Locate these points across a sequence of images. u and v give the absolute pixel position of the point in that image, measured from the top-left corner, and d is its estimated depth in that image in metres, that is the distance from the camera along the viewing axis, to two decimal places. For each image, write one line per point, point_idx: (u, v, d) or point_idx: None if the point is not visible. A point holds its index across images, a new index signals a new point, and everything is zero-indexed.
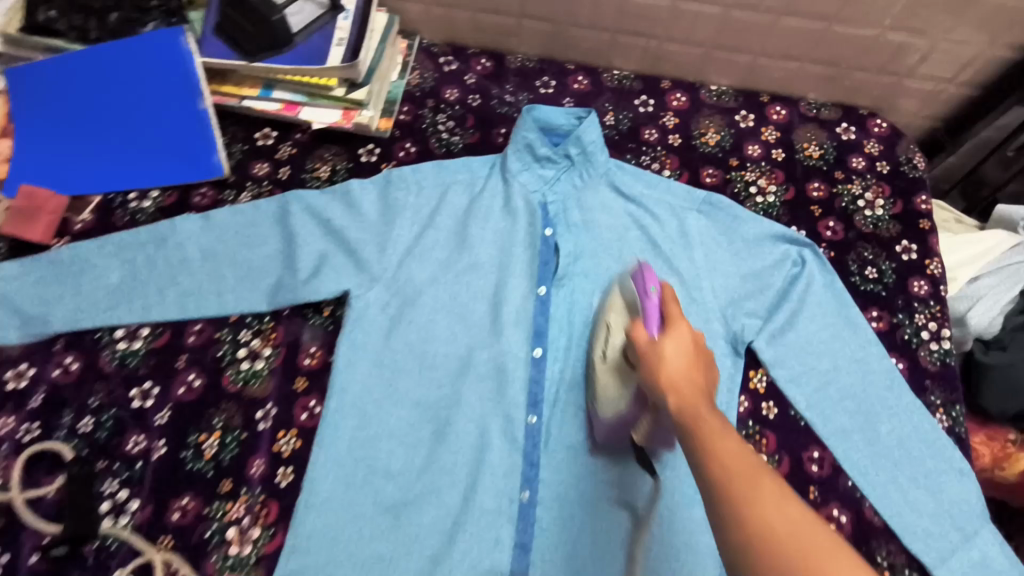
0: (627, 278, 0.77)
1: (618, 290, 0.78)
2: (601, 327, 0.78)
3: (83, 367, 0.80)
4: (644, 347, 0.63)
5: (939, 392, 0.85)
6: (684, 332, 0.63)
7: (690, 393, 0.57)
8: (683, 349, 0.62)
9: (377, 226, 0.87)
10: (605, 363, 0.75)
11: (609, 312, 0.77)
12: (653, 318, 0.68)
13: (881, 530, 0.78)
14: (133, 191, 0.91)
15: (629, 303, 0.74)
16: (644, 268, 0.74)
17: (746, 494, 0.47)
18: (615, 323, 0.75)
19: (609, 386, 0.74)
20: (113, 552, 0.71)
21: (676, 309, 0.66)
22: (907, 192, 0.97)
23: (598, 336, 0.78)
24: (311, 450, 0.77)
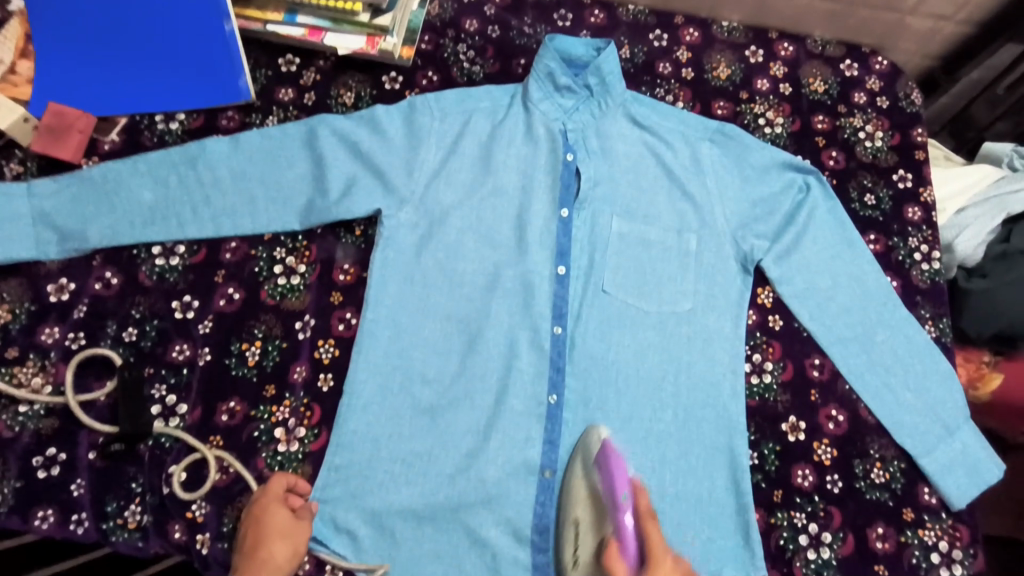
0: (592, 468, 0.75)
1: (581, 480, 0.76)
2: (567, 527, 0.75)
3: (123, 282, 0.83)
4: None
5: (929, 306, 0.93)
6: (669, 571, 0.62)
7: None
8: None
9: (404, 150, 0.89)
10: (578, 568, 0.72)
11: (575, 508, 0.75)
12: (631, 541, 0.66)
13: (874, 427, 0.85)
14: (159, 114, 0.92)
15: (596, 503, 0.72)
16: (609, 457, 0.73)
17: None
18: (585, 524, 0.73)
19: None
20: (167, 449, 0.75)
21: (653, 530, 0.66)
22: (905, 126, 1.03)
23: (566, 538, 0.75)
24: (349, 358, 0.81)
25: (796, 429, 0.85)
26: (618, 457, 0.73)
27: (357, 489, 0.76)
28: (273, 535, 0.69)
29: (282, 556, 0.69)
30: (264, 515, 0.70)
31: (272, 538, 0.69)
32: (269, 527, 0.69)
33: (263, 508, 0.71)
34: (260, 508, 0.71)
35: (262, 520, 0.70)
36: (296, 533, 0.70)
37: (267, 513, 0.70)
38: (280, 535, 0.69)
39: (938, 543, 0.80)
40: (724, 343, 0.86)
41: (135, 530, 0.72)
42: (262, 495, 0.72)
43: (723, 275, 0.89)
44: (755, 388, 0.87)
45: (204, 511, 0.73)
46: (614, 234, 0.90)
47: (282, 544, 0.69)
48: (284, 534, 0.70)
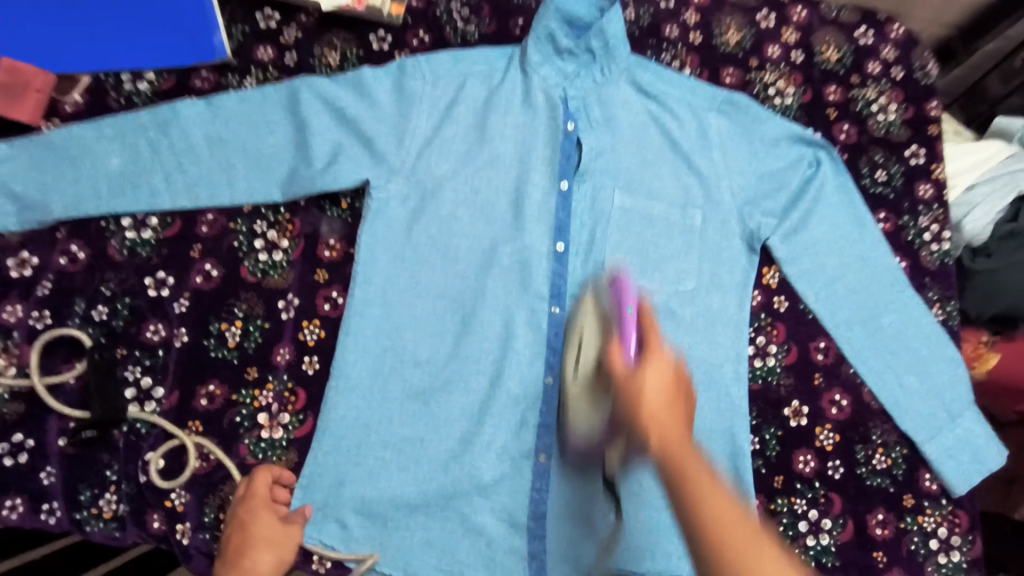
0: (603, 295, 0.70)
1: (591, 310, 0.71)
2: (572, 345, 0.71)
3: (91, 256, 0.77)
4: (622, 378, 0.56)
5: (937, 289, 0.90)
6: (667, 364, 0.56)
7: (674, 433, 0.51)
8: (664, 378, 0.54)
9: (393, 116, 0.83)
10: (577, 380, 0.70)
11: (581, 328, 0.71)
12: (631, 336, 0.60)
13: (878, 413, 0.84)
14: (126, 72, 0.85)
15: (603, 318, 0.67)
16: (618, 288, 0.68)
17: (733, 541, 0.44)
18: (588, 341, 0.69)
19: (580, 403, 0.69)
20: (143, 435, 0.71)
21: (655, 336, 0.58)
22: (920, 98, 0.98)
23: (569, 352, 0.72)
24: (336, 339, 0.76)
25: (799, 414, 0.83)
26: (629, 285, 0.68)
27: (344, 476, 0.72)
28: (260, 545, 0.67)
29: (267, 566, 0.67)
30: (252, 522, 0.68)
31: (259, 546, 0.67)
32: (256, 537, 0.67)
33: (249, 514, 0.68)
34: (246, 513, 0.68)
35: (249, 526, 0.68)
36: (284, 541, 0.68)
37: (253, 521, 0.68)
38: (266, 545, 0.67)
39: (937, 530, 0.80)
40: (727, 325, 0.83)
41: (111, 520, 0.68)
42: (247, 497, 0.69)
43: (729, 254, 0.86)
44: (757, 371, 0.85)
45: (184, 500, 0.70)
46: (615, 208, 0.85)
47: (269, 552, 0.67)
48: (271, 542, 0.68)
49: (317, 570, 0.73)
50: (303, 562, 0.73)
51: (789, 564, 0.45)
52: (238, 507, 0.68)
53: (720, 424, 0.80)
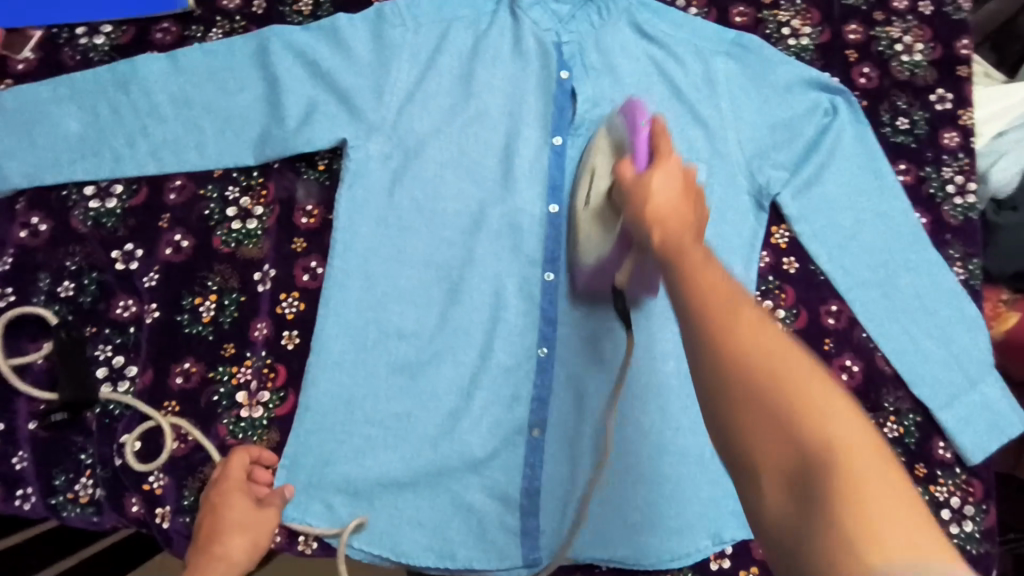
0: (613, 119, 0.72)
1: (602, 134, 0.73)
2: (585, 172, 0.73)
3: (53, 229, 0.73)
4: (630, 182, 0.53)
5: (959, 246, 0.84)
6: (676, 170, 0.52)
7: (676, 220, 0.48)
8: (675, 186, 0.51)
9: (372, 68, 0.76)
10: (588, 208, 0.71)
11: (595, 156, 0.73)
12: (642, 153, 0.61)
13: (892, 378, 0.79)
14: (81, 26, 0.78)
15: (615, 143, 0.70)
16: (632, 109, 0.68)
17: (736, 328, 0.39)
18: (602, 166, 0.70)
19: (592, 234, 0.71)
20: (117, 417, 0.68)
21: (666, 139, 0.57)
22: (951, 36, 0.89)
23: (582, 182, 0.73)
24: (316, 312, 0.72)
25: None
26: (642, 102, 0.69)
27: (329, 455, 0.69)
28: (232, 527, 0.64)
29: (241, 550, 0.63)
30: (225, 503, 0.65)
31: (231, 530, 0.64)
32: (229, 519, 0.64)
33: (222, 494, 0.65)
34: (219, 493, 0.65)
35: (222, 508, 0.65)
36: (259, 523, 0.65)
37: (226, 502, 0.65)
38: (239, 528, 0.64)
39: (950, 499, 0.76)
40: None
41: (88, 504, 0.66)
42: (220, 477, 0.66)
43: (735, 213, 0.80)
44: None
45: (162, 482, 0.67)
46: None
47: (243, 536, 0.64)
48: (244, 525, 0.64)
49: (304, 551, 0.69)
50: (288, 544, 0.69)
51: (814, 372, 0.38)
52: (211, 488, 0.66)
53: None
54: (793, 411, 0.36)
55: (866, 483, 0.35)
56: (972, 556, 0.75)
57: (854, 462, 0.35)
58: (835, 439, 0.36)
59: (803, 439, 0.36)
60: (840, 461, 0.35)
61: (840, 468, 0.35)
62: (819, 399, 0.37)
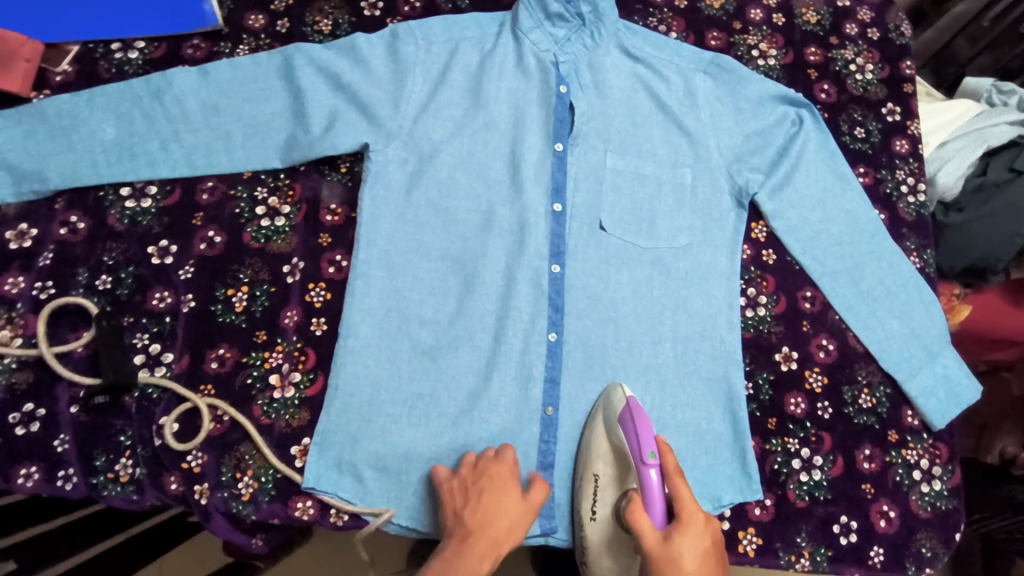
0: (614, 424, 0.74)
1: (602, 435, 0.75)
2: (585, 480, 0.75)
3: (90, 227, 0.77)
4: (658, 546, 0.61)
5: (915, 239, 0.94)
6: (700, 530, 0.63)
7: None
8: (699, 546, 0.62)
9: (389, 83, 0.84)
10: (595, 523, 0.73)
11: (595, 463, 0.75)
12: (656, 499, 0.66)
13: (862, 356, 0.87)
14: (116, 41, 0.84)
15: (619, 457, 0.73)
16: (635, 414, 0.72)
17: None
18: (606, 479, 0.74)
19: (602, 561, 0.73)
20: (155, 400, 0.72)
21: (683, 487, 0.66)
22: (894, 58, 1.02)
23: (584, 492, 0.75)
24: (343, 299, 0.78)
25: (789, 359, 0.86)
26: (643, 415, 0.72)
27: (357, 433, 0.74)
28: (493, 513, 0.67)
29: (504, 535, 0.65)
30: (491, 488, 0.69)
31: (492, 514, 0.66)
32: (485, 457, 0.72)
33: (491, 478, 0.70)
34: (477, 481, 0.69)
35: (475, 501, 0.68)
36: (500, 462, 0.71)
37: (497, 491, 0.68)
38: (517, 520, 0.67)
39: (919, 461, 0.84)
40: (719, 277, 0.86)
41: (128, 483, 0.69)
42: (476, 467, 0.71)
43: (718, 211, 0.89)
44: (749, 321, 0.88)
45: (201, 461, 0.70)
46: (609, 170, 0.88)
47: (502, 522, 0.66)
48: (522, 514, 0.68)
49: (337, 522, 0.73)
50: (321, 516, 0.72)
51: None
52: (474, 481, 0.69)
53: (716, 372, 0.83)
54: None
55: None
56: (942, 512, 0.82)
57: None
58: None
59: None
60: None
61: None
62: None
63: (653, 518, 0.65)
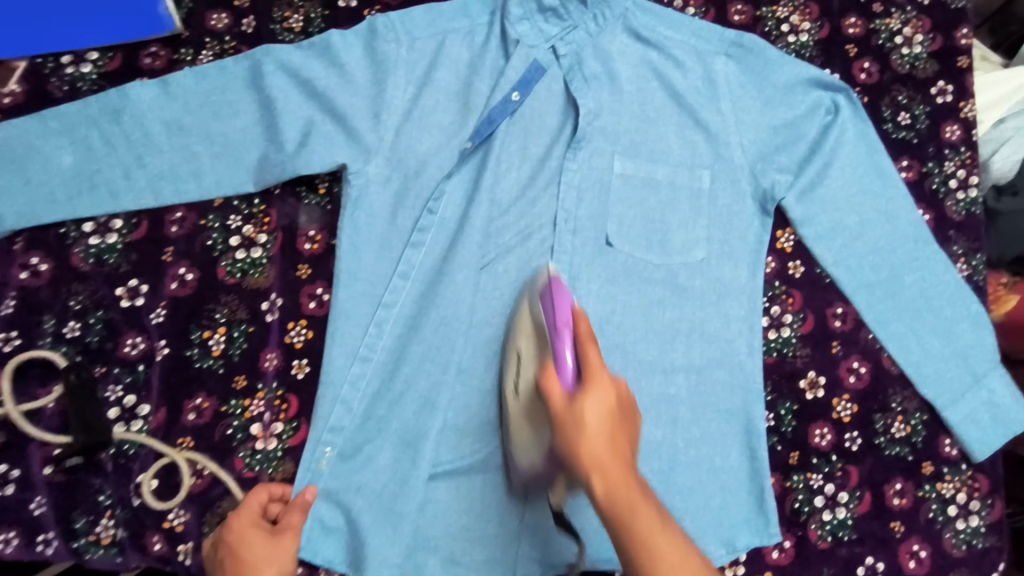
0: (536, 298, 0.68)
1: (525, 311, 0.69)
2: (510, 356, 0.69)
3: (53, 268, 0.72)
4: (562, 410, 0.54)
5: (962, 241, 0.84)
6: (608, 390, 0.55)
7: (607, 463, 0.51)
8: (605, 406, 0.54)
9: (368, 88, 0.74)
10: (516, 398, 0.67)
11: (518, 339, 0.68)
12: (568, 362, 0.58)
13: (897, 379, 0.80)
14: (66, 54, 0.76)
15: (536, 329, 0.65)
16: (554, 288, 0.65)
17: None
18: (527, 353, 0.65)
19: (522, 436, 0.67)
20: (132, 457, 0.69)
21: (594, 356, 0.57)
22: (949, 26, 0.89)
23: (508, 366, 0.69)
24: (323, 339, 0.72)
25: (815, 385, 0.80)
26: (562, 289, 0.65)
27: (345, 486, 0.70)
28: (257, 560, 0.64)
29: None
30: (248, 547, 0.64)
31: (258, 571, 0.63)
32: (232, 525, 0.65)
33: (243, 537, 0.64)
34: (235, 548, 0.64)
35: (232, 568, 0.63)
36: (248, 513, 0.65)
37: (254, 545, 0.64)
38: (281, 556, 0.65)
39: (955, 496, 0.78)
40: (739, 295, 0.78)
41: (111, 545, 0.67)
42: (230, 530, 0.65)
43: (740, 219, 0.79)
44: (772, 344, 0.81)
45: (183, 519, 0.68)
46: (616, 175, 0.78)
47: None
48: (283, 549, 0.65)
49: None
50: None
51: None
52: (233, 549, 0.64)
53: (734, 403, 0.76)
54: None
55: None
56: (978, 551, 0.77)
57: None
58: None
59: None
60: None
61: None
62: None
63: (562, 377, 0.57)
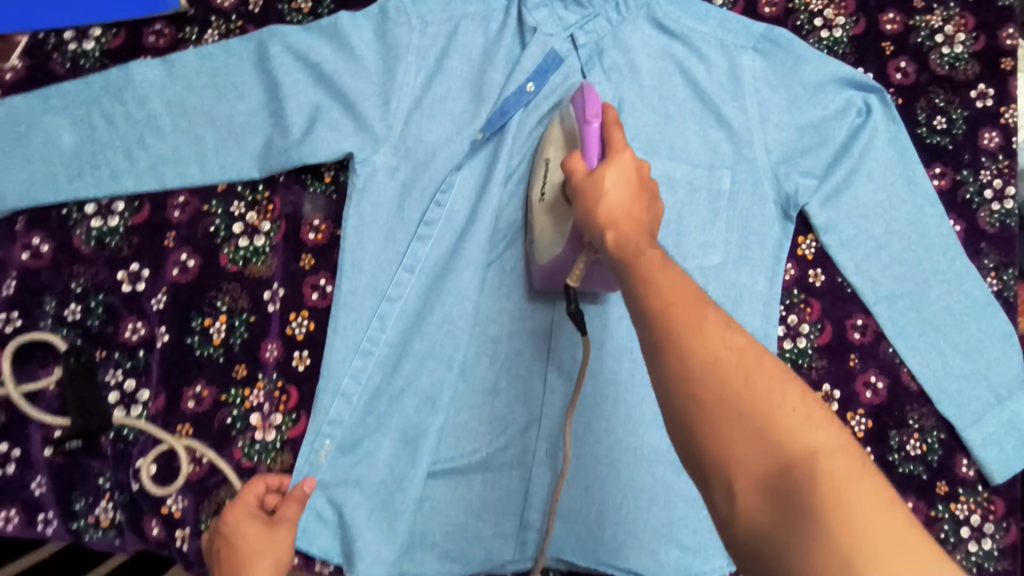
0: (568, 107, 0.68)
1: (557, 124, 0.70)
2: (540, 164, 0.71)
3: (55, 249, 0.71)
4: (581, 178, 0.52)
5: (994, 255, 0.80)
6: (630, 161, 0.51)
7: (621, 219, 0.47)
8: (625, 176, 0.50)
9: (377, 73, 0.72)
10: (542, 202, 0.69)
11: (548, 148, 0.69)
12: (595, 146, 0.56)
13: (916, 395, 0.77)
14: (69, 30, 0.74)
15: (567, 133, 0.66)
16: (583, 90, 0.65)
17: (688, 321, 0.39)
18: (555, 160, 0.68)
19: (545, 233, 0.68)
20: (131, 442, 0.68)
21: (619, 135, 0.54)
22: (993, 25, 0.83)
23: (536, 174, 0.71)
24: (325, 332, 0.71)
25: (829, 398, 0.77)
26: (592, 88, 0.63)
27: (341, 481, 0.69)
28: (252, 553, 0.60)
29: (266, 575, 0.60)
30: (241, 535, 0.62)
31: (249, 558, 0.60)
32: (227, 514, 0.63)
33: (237, 526, 0.62)
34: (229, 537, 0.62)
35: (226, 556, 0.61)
36: (243, 504, 0.64)
37: (248, 534, 0.62)
38: (274, 546, 0.61)
39: (969, 517, 0.75)
40: (754, 302, 0.75)
41: (110, 528, 0.67)
42: (225, 519, 0.63)
43: (759, 223, 0.76)
44: (787, 354, 0.78)
45: (181, 505, 0.67)
46: None
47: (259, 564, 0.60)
48: (276, 538, 0.62)
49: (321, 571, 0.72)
50: (306, 564, 0.72)
51: (755, 348, 0.39)
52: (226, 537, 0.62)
53: None
54: (781, 429, 0.36)
55: (772, 404, 0.36)
56: None
57: (783, 423, 0.36)
58: (814, 447, 0.35)
59: (728, 409, 0.36)
60: (774, 427, 0.36)
61: (810, 459, 0.35)
62: (822, 440, 0.35)
63: (587, 160, 0.56)
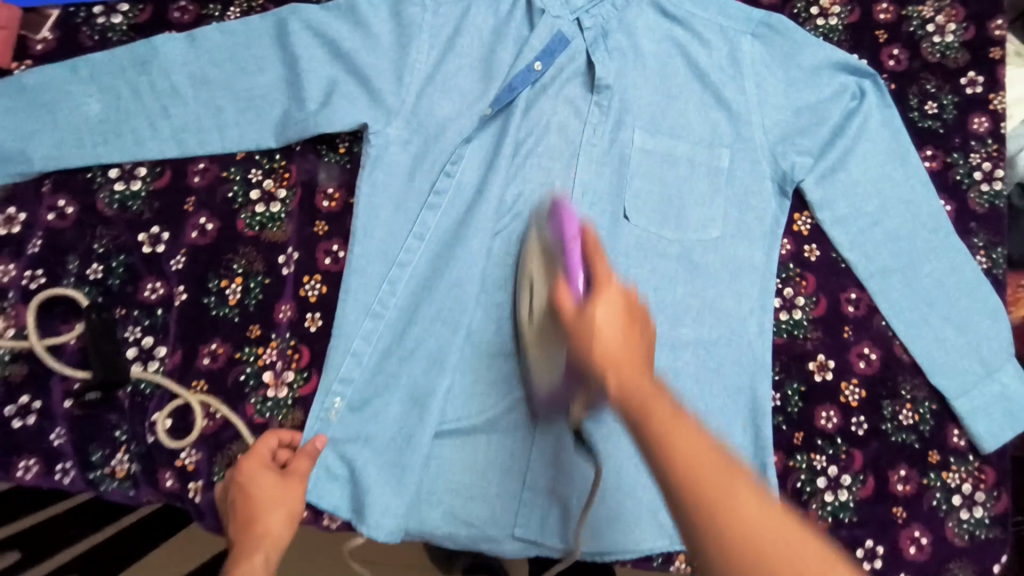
0: (544, 222, 0.70)
1: (534, 236, 0.71)
2: (523, 278, 0.71)
3: (79, 211, 0.74)
4: (571, 316, 0.52)
5: (984, 234, 0.83)
6: (617, 293, 0.52)
7: (621, 360, 0.47)
8: (616, 309, 0.51)
9: (392, 50, 0.75)
10: (530, 322, 0.69)
11: (530, 261, 0.70)
12: (577, 271, 0.57)
13: (908, 367, 0.80)
14: (98, 5, 0.78)
15: (545, 251, 0.67)
16: (560, 206, 0.67)
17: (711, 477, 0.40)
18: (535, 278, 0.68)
19: (535, 353, 0.69)
20: (148, 396, 0.71)
21: (601, 266, 0.55)
22: (983, 16, 0.87)
23: (522, 287, 0.71)
24: (337, 295, 0.73)
25: (824, 367, 0.79)
26: (566, 206, 0.66)
27: (351, 437, 0.71)
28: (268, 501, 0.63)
29: (282, 524, 0.63)
30: (256, 485, 0.65)
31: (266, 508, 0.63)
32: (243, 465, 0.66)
33: (254, 477, 0.65)
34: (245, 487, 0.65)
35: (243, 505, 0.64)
36: (258, 457, 0.67)
37: (263, 485, 0.65)
38: (288, 496, 0.64)
39: (961, 485, 0.77)
40: (752, 275, 0.78)
41: (125, 479, 0.69)
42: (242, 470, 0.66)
43: (757, 199, 0.79)
44: (783, 325, 0.80)
45: (194, 459, 0.70)
46: (635, 148, 0.78)
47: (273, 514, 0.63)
48: (291, 490, 0.65)
49: (329, 526, 0.73)
50: (314, 518, 0.73)
51: (765, 494, 0.40)
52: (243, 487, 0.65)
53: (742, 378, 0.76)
54: None
55: (785, 553, 0.37)
56: (980, 542, 0.76)
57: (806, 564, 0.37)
58: None
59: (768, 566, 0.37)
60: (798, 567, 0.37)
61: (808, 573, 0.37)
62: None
63: (572, 285, 0.56)
